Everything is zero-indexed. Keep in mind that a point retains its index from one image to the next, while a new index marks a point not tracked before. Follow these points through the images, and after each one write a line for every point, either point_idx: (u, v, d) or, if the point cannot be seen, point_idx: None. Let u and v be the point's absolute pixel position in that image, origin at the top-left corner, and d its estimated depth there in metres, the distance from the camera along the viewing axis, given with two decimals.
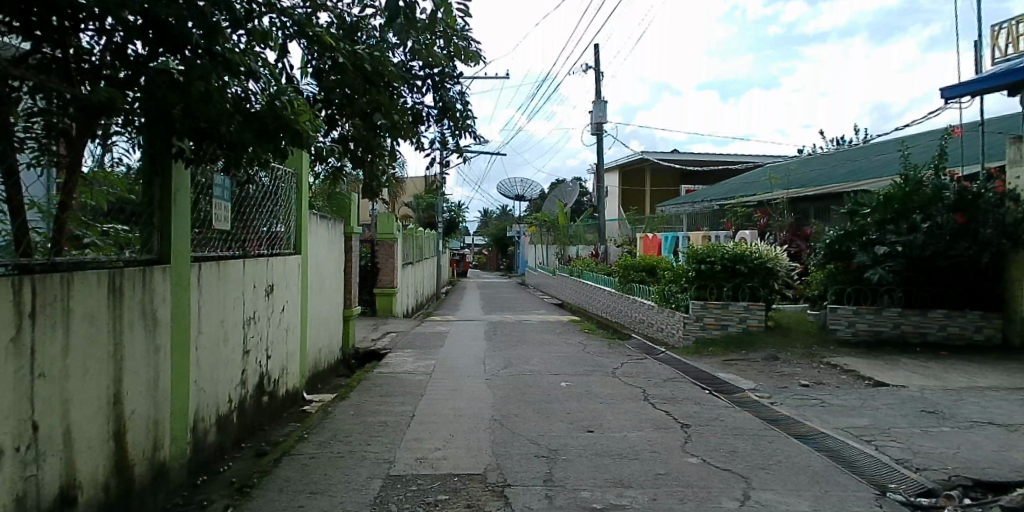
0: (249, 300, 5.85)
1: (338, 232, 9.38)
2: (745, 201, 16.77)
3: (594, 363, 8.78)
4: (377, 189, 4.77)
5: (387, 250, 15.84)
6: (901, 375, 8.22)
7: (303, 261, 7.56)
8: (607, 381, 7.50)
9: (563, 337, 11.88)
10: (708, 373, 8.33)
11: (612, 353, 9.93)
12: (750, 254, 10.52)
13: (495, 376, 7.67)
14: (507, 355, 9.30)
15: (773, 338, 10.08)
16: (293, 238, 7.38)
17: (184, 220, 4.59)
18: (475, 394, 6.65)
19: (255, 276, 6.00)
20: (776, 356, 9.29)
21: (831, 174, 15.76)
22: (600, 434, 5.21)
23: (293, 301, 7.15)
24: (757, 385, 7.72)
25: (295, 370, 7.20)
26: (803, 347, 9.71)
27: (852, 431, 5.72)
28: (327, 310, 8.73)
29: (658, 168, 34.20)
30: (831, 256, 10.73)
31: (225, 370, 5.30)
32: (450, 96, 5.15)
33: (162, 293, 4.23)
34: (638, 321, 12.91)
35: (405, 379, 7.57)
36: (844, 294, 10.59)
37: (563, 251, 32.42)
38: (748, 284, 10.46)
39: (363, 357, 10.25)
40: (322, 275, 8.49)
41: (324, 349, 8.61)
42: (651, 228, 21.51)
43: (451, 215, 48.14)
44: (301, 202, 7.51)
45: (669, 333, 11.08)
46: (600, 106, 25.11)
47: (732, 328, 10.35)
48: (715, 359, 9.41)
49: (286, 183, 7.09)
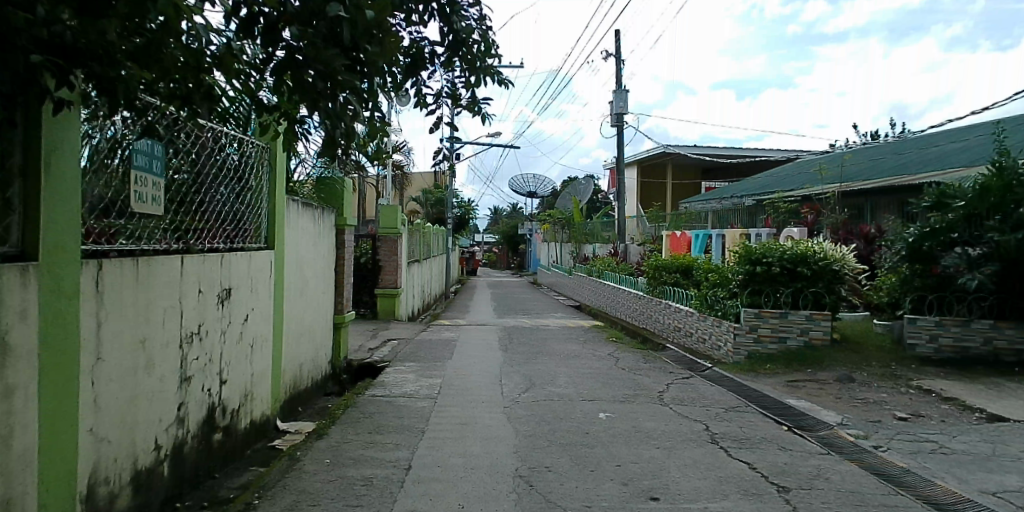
0: (190, 309, 4.36)
1: (327, 224, 7.92)
2: (786, 195, 15.13)
3: (634, 384, 7.23)
4: (348, 147, 3.26)
5: (390, 247, 14.32)
6: (1017, 404, 6.61)
7: (278, 257, 6.11)
8: (657, 412, 5.94)
9: (589, 348, 10.35)
10: (777, 401, 6.76)
11: (650, 369, 8.38)
12: (813, 254, 8.93)
13: (515, 403, 6.16)
14: (527, 373, 7.77)
15: (843, 354, 8.47)
16: (264, 230, 5.94)
17: (68, 193, 3.09)
18: (493, 433, 5.14)
19: (203, 277, 4.54)
20: (852, 378, 7.71)
21: (884, 166, 14.17)
22: (671, 507, 3.66)
23: (263, 308, 5.70)
24: (844, 418, 6.22)
25: (262, 393, 5.74)
26: (881, 367, 8.10)
27: (1012, 500, 4.13)
28: (311, 316, 7.28)
29: (680, 163, 32.51)
30: (909, 257, 8.95)
31: (145, 409, 3.80)
32: (463, 25, 3.63)
33: (20, 308, 2.72)
34: (673, 329, 11.32)
35: (402, 406, 6.06)
36: (924, 302, 8.97)
37: (578, 249, 30.88)
38: (811, 289, 8.84)
39: (357, 371, 8.78)
40: (304, 275, 7.01)
41: (307, 364, 7.15)
42: (675, 225, 19.75)
43: (462, 211, 46.88)
44: (275, 186, 6.07)
45: (713, 345, 9.50)
46: (619, 95, 23.45)
47: (791, 341, 8.74)
48: (776, 380, 7.83)
49: (248, 159, 5.65)
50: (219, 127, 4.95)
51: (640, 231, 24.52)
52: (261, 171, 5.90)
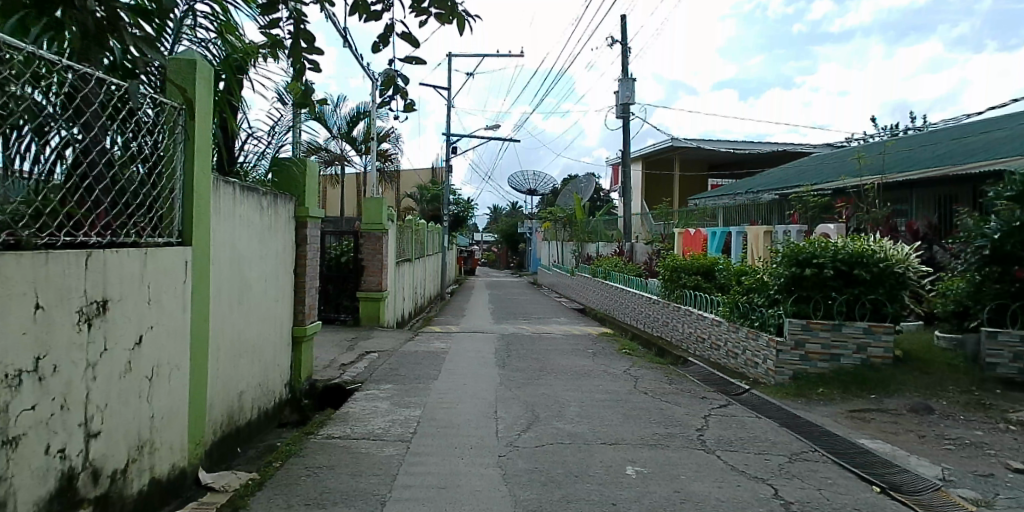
0: (18, 335, 2.83)
1: (281, 216, 6.40)
2: (817, 187, 13.56)
3: (661, 417, 5.73)
4: None
5: (373, 244, 12.85)
6: None
7: (197, 252, 4.60)
8: (702, 466, 4.42)
9: (600, 363, 8.84)
10: (847, 443, 5.27)
11: (677, 394, 6.87)
12: (871, 254, 7.47)
13: (511, 451, 4.64)
14: (528, 401, 6.26)
15: (911, 376, 6.98)
16: (176, 219, 4.45)
17: None
18: (481, 507, 3.62)
19: (46, 286, 3.01)
20: (930, 408, 6.22)
21: (928, 155, 12.68)
22: None
23: (170, 326, 4.21)
24: (947, 471, 4.71)
25: (167, 439, 4.24)
26: (961, 394, 6.58)
27: None
28: (256, 331, 5.79)
29: (688, 158, 31.00)
30: (987, 259, 7.41)
31: None
32: None
33: None
34: (696, 341, 9.81)
35: (361, 455, 4.54)
36: (1006, 312, 7.38)
37: (580, 248, 29.34)
38: (870, 296, 7.35)
39: (321, 396, 7.29)
40: (245, 275, 5.52)
41: (249, 391, 5.64)
42: (683, 222, 18.21)
43: (458, 209, 45.27)
44: (192, 160, 4.56)
45: (748, 362, 7.99)
46: (626, 84, 21.90)
47: (846, 360, 7.24)
48: (835, 411, 6.35)
49: (145, 120, 4.14)
50: (85, 69, 3.44)
51: (647, 229, 22.98)
52: (169, 139, 4.39)
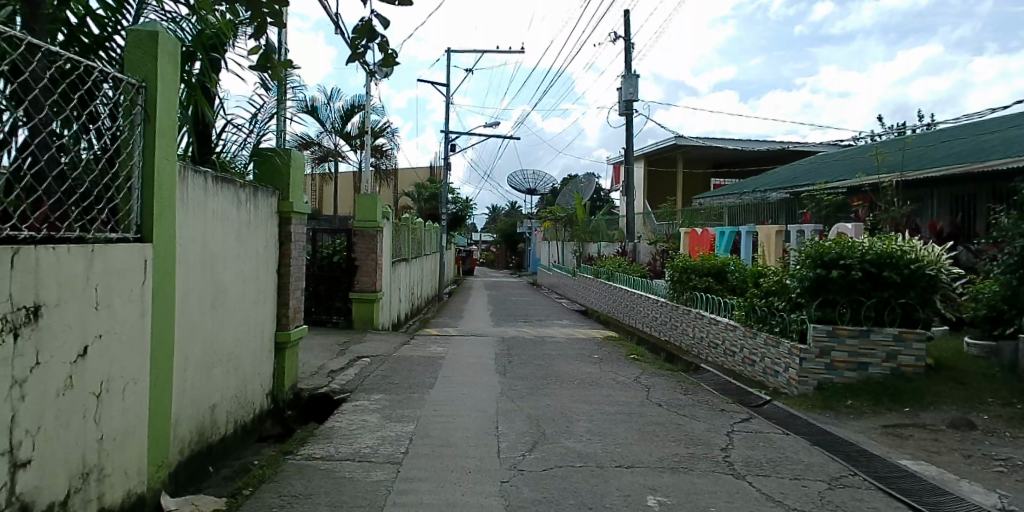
0: None
1: (261, 211, 5.83)
2: (830, 184, 13.02)
3: (679, 435, 5.19)
4: None
5: (367, 243, 12.32)
6: None
7: (159, 248, 4.04)
8: (732, 496, 3.87)
9: (607, 370, 8.29)
10: (887, 465, 4.73)
11: (693, 406, 6.33)
12: (901, 255, 6.93)
13: (512, 476, 4.09)
14: (531, 415, 5.70)
15: (945, 387, 6.45)
16: (134, 211, 3.90)
17: None
18: None
19: None
20: (971, 423, 5.69)
21: (948, 152, 12.14)
22: None
23: (124, 333, 3.66)
24: (1007, 498, 4.15)
25: (121, 461, 3.68)
26: (1002, 407, 6.05)
27: None
28: (231, 337, 5.23)
29: (691, 157, 30.47)
30: None
31: None
32: None
33: None
34: (708, 346, 9.27)
35: (345, 481, 3.99)
36: None
37: (580, 248, 28.79)
38: (900, 300, 6.83)
39: (307, 406, 6.75)
40: (218, 275, 4.96)
41: (223, 404, 5.09)
42: (688, 221, 17.70)
43: (457, 209, 44.71)
44: (154, 145, 4.00)
45: (767, 370, 7.45)
46: (629, 81, 21.35)
47: (874, 369, 6.71)
48: (867, 426, 5.81)
49: (95, 95, 3.56)
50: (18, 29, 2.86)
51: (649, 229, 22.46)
52: (126, 119, 3.81)
